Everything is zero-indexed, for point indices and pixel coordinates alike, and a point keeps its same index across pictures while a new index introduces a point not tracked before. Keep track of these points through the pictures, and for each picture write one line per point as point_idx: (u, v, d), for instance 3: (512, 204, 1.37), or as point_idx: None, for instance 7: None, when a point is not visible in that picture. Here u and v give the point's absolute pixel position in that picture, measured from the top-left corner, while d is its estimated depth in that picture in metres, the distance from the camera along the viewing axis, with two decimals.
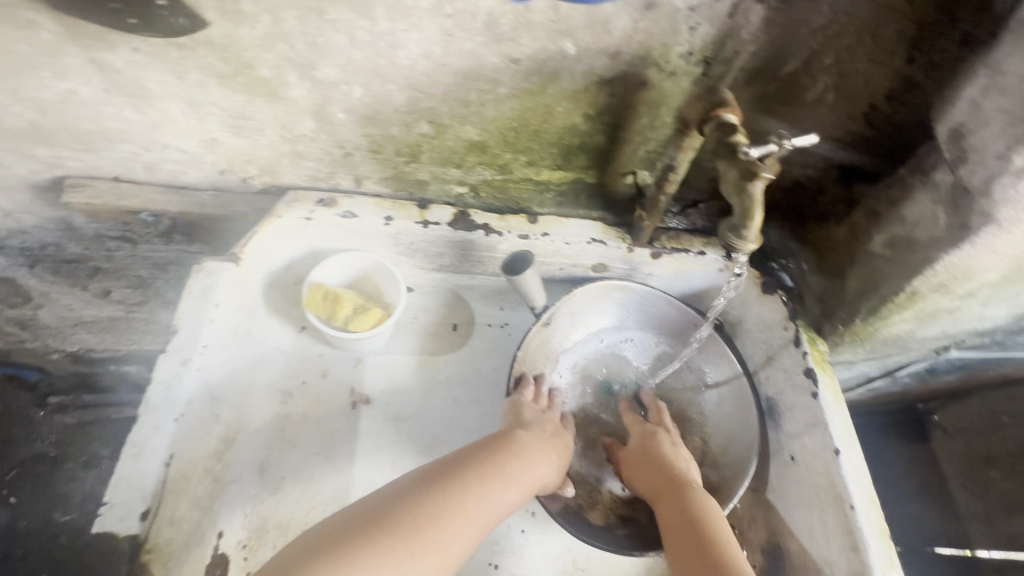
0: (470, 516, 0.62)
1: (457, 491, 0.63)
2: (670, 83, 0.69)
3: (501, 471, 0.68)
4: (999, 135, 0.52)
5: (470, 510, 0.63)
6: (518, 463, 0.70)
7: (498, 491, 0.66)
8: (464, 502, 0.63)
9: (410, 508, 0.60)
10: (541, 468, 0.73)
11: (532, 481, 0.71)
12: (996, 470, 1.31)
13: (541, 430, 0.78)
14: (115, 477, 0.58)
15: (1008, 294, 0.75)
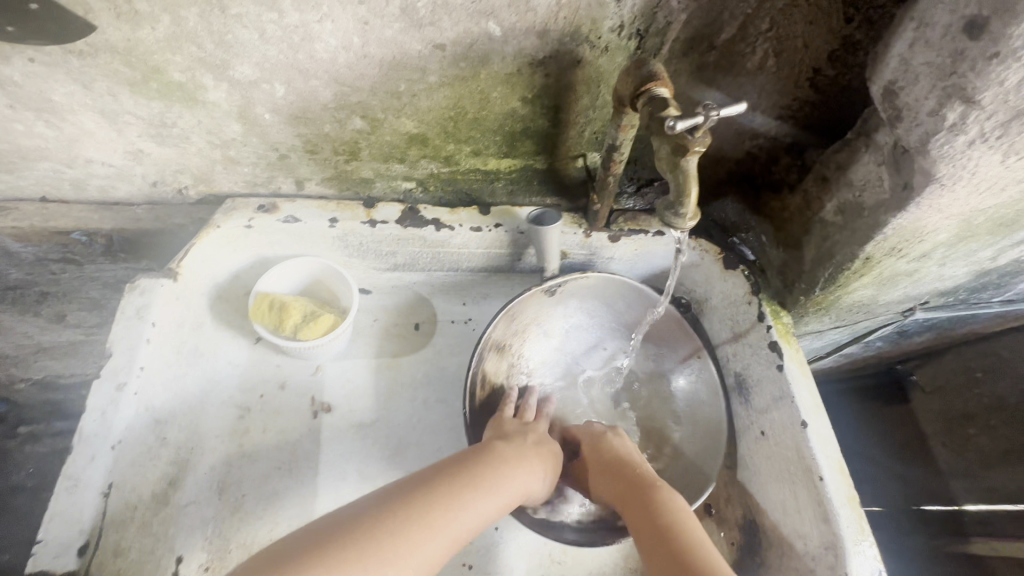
0: (469, 521, 0.59)
1: (461, 498, 0.60)
2: (604, 60, 0.67)
3: (501, 480, 0.65)
4: (932, 90, 0.51)
5: (466, 517, 0.59)
6: (514, 470, 0.68)
7: (494, 495, 0.63)
8: (465, 510, 0.59)
9: (414, 509, 0.56)
10: (535, 480, 0.70)
11: (524, 489, 0.68)
12: (973, 427, 1.32)
13: (526, 434, 0.75)
14: (48, 513, 0.56)
15: (965, 253, 0.74)
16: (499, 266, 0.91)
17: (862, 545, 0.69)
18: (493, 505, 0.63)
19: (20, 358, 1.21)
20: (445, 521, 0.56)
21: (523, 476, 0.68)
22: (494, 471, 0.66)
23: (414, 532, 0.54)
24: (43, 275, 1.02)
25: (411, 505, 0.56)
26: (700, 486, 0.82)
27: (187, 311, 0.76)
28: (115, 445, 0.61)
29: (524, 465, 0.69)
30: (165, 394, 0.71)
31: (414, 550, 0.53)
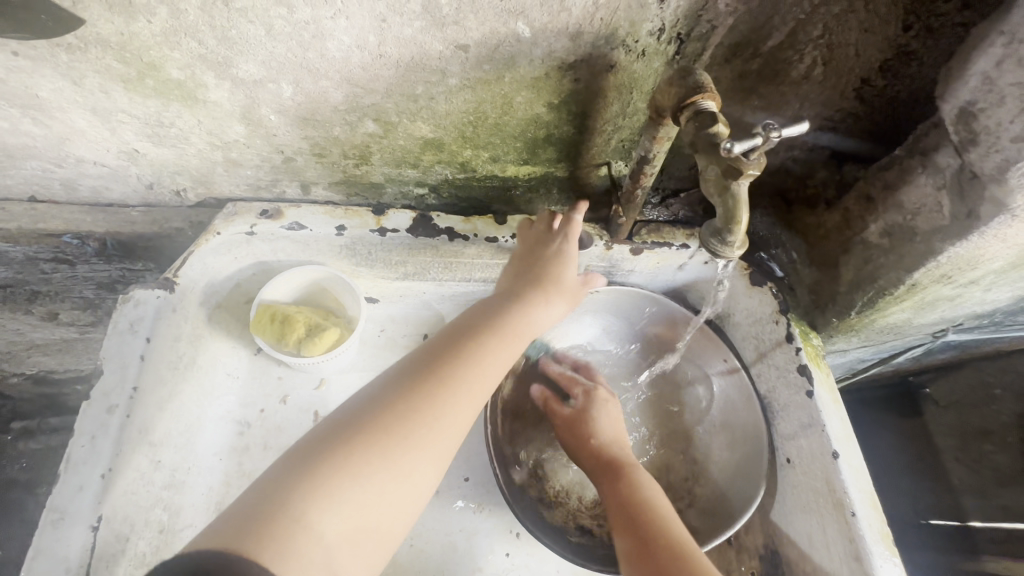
0: (474, 404, 0.56)
1: (465, 377, 0.56)
2: (640, 65, 0.62)
3: (492, 337, 0.61)
4: (1015, 113, 0.46)
5: (468, 394, 0.55)
6: (516, 320, 0.64)
7: (491, 353, 0.59)
8: (462, 395, 0.55)
9: (404, 407, 0.52)
10: (549, 304, 0.67)
11: (539, 318, 0.66)
12: (990, 444, 1.30)
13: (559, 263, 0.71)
14: (34, 549, 0.52)
15: (1013, 279, 0.69)
16: None
17: None
18: (495, 366, 0.59)
19: (11, 354, 1.17)
20: (444, 411, 0.53)
21: (528, 319, 0.65)
22: (487, 334, 0.61)
23: (420, 437, 0.51)
24: (34, 272, 0.98)
25: (405, 402, 0.52)
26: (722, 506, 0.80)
27: (185, 322, 0.71)
28: (105, 473, 0.57)
29: (534, 303, 0.66)
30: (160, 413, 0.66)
31: (410, 450, 0.50)
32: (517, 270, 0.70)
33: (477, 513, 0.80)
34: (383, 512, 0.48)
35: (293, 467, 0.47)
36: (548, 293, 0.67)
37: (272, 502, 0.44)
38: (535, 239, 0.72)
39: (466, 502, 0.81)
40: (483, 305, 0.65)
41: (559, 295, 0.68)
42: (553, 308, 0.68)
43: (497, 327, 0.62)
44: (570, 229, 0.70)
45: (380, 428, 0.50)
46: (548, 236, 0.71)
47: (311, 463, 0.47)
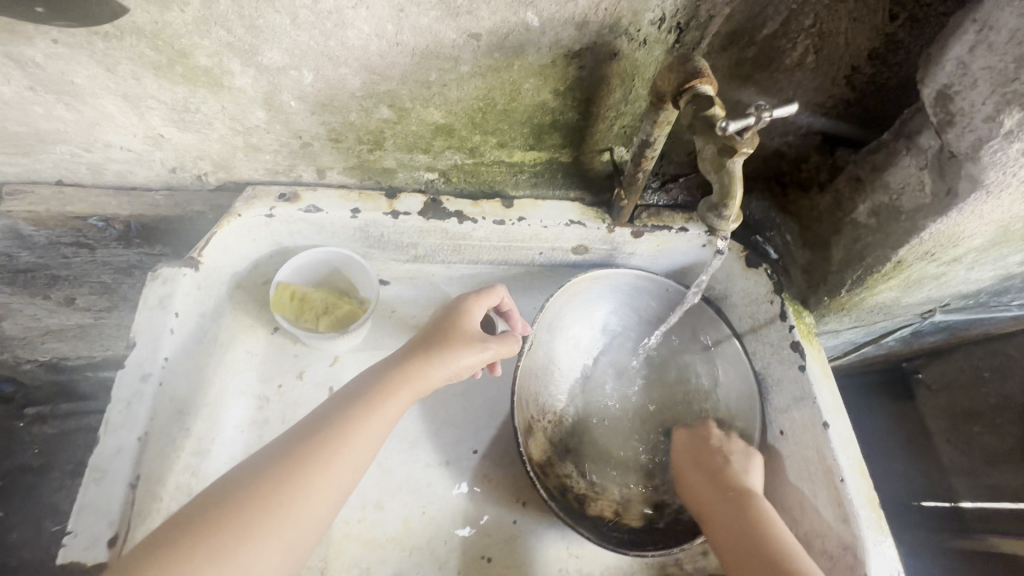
0: (339, 479, 0.55)
1: (327, 449, 0.55)
2: (642, 53, 0.65)
3: (355, 406, 0.59)
4: (990, 95, 0.50)
5: (337, 469, 0.55)
6: (392, 384, 0.61)
7: (360, 423, 0.58)
8: (326, 469, 0.54)
9: (265, 486, 0.52)
10: (432, 365, 0.64)
11: (422, 378, 0.63)
12: (978, 425, 1.33)
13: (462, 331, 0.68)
14: (78, 504, 0.55)
15: (995, 257, 0.73)
16: (520, 259, 0.91)
17: (881, 543, 0.70)
18: (366, 438, 0.58)
19: (26, 341, 1.20)
20: (303, 486, 0.53)
21: (414, 383, 0.63)
22: (368, 402, 0.60)
23: (274, 515, 0.51)
24: (56, 257, 1.01)
25: (271, 479, 0.53)
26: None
27: (208, 300, 0.75)
28: (143, 436, 0.60)
29: (416, 364, 0.64)
30: (188, 384, 0.70)
31: (246, 549, 0.49)
32: (423, 332, 0.69)
33: (484, 485, 0.83)
34: None
35: (152, 550, 0.47)
36: (429, 356, 0.64)
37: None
38: (446, 307, 0.72)
39: (476, 475, 0.84)
40: (377, 369, 0.64)
41: (449, 353, 0.65)
42: (442, 366, 0.65)
43: (372, 406, 0.59)
44: (478, 304, 0.72)
45: (244, 517, 0.50)
46: (454, 305, 0.72)
47: (168, 537, 0.48)
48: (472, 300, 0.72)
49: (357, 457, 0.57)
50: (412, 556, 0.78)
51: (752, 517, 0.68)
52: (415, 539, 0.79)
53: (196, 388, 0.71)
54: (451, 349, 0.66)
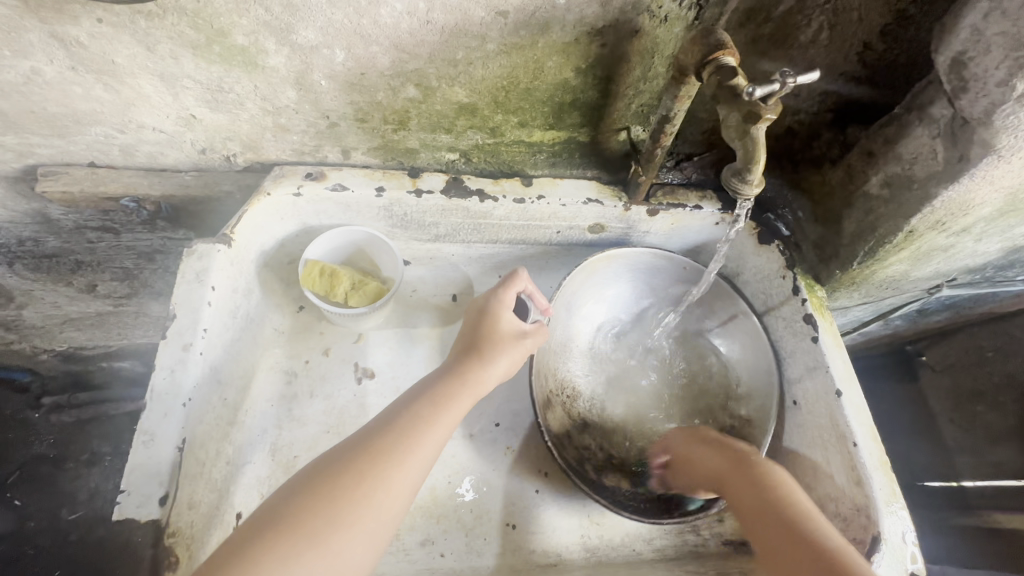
0: (418, 469, 0.59)
1: (403, 442, 0.59)
2: (662, 31, 0.67)
3: (424, 404, 0.63)
4: (1001, 61, 0.52)
5: (415, 458, 0.59)
6: (453, 386, 0.67)
7: (431, 419, 0.62)
8: (405, 460, 0.58)
9: (349, 474, 0.55)
10: (486, 365, 0.70)
11: (479, 381, 0.69)
12: (981, 404, 1.36)
13: (508, 330, 0.74)
14: (129, 465, 0.57)
15: (1001, 229, 0.76)
16: (537, 238, 0.93)
17: (893, 503, 0.73)
18: (438, 433, 0.62)
19: (46, 328, 1.21)
20: (386, 476, 0.56)
21: (472, 383, 0.68)
22: (435, 400, 0.64)
23: (363, 502, 0.54)
24: (78, 242, 1.02)
25: (355, 468, 0.56)
26: (741, 446, 0.86)
27: (240, 277, 0.77)
28: (186, 403, 0.63)
29: (472, 367, 0.69)
30: (224, 356, 0.72)
31: (336, 532, 0.52)
32: (465, 336, 0.74)
33: (506, 456, 0.86)
34: None
35: (250, 537, 0.50)
36: (484, 356, 0.70)
37: (229, 561, 0.48)
38: (477, 304, 0.77)
39: (498, 447, 0.86)
40: (434, 375, 0.69)
41: (499, 355, 0.71)
42: (494, 367, 0.71)
43: (436, 401, 0.64)
44: (506, 296, 0.76)
45: (330, 502, 0.53)
46: (487, 300, 0.76)
47: (265, 527, 0.51)
48: (498, 292, 0.77)
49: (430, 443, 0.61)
50: (439, 523, 0.80)
51: (774, 488, 0.66)
52: (441, 507, 0.81)
53: (230, 361, 0.74)
54: (494, 347, 0.72)
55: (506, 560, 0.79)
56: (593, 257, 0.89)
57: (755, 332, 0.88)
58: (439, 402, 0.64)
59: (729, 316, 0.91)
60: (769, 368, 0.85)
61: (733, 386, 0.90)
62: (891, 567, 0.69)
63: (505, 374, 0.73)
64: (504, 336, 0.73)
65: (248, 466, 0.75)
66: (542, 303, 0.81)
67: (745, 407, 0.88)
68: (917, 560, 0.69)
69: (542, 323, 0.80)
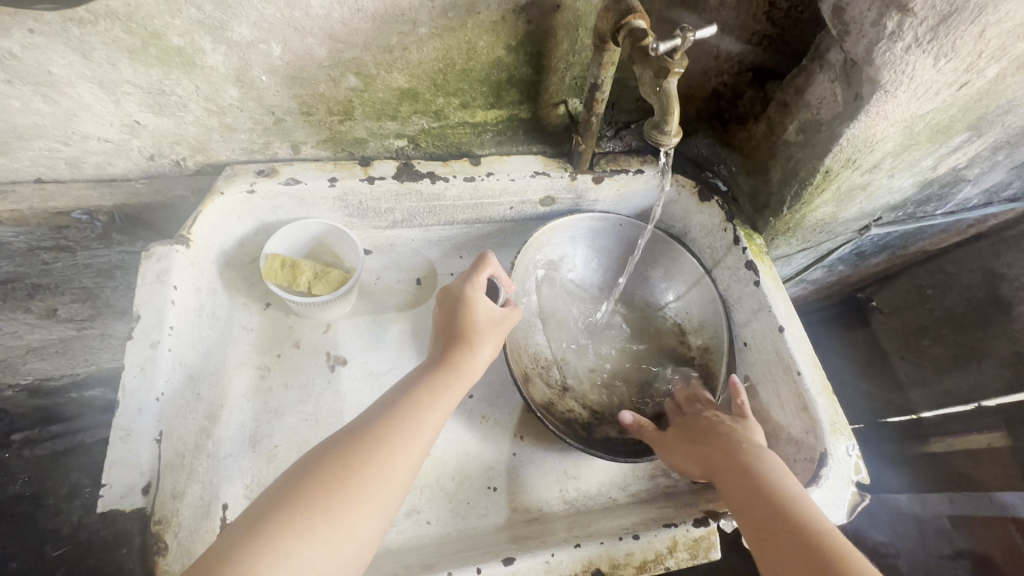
0: (419, 450, 0.61)
1: (405, 425, 0.62)
2: (582, 3, 0.72)
3: (420, 391, 0.66)
4: (872, 4, 0.58)
5: (417, 440, 0.61)
6: (445, 373, 0.70)
7: (428, 404, 0.65)
8: (408, 442, 0.60)
9: (355, 457, 0.57)
10: (473, 353, 0.73)
11: (467, 367, 0.72)
12: (928, 339, 1.44)
13: (487, 316, 0.77)
14: (108, 460, 0.59)
15: (910, 163, 0.83)
16: (492, 215, 0.96)
17: (837, 422, 0.79)
18: (434, 417, 0.65)
19: (8, 362, 1.19)
20: (391, 456, 0.59)
21: (461, 370, 0.71)
22: (429, 386, 0.67)
23: (371, 481, 0.56)
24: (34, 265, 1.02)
25: (359, 451, 0.58)
26: (704, 378, 0.93)
27: (201, 277, 0.78)
28: (158, 398, 0.64)
29: (459, 354, 0.73)
30: (194, 352, 0.73)
31: (346, 509, 0.54)
32: (445, 325, 0.77)
33: (483, 424, 0.90)
34: (322, 558, 0.51)
35: (258, 518, 0.51)
36: (471, 343, 0.74)
37: (242, 541, 0.49)
38: (452, 292, 0.79)
39: (474, 417, 0.90)
40: (423, 366, 0.72)
41: (483, 341, 0.75)
42: (480, 354, 0.74)
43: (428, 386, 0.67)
44: (478, 282, 0.79)
45: (335, 481, 0.55)
46: (462, 288, 0.79)
47: (278, 508, 0.52)
48: (470, 277, 0.79)
49: (428, 423, 0.64)
50: (423, 494, 0.84)
51: (747, 472, 0.68)
52: (424, 479, 0.84)
53: (201, 358, 0.75)
54: (475, 331, 0.75)
55: (490, 520, 0.83)
56: (534, 234, 0.93)
57: (706, 282, 0.94)
58: (431, 386, 0.67)
59: (685, 271, 0.96)
60: (718, 311, 0.92)
61: (689, 326, 0.97)
62: (838, 478, 0.75)
63: (489, 357, 0.76)
64: (485, 322, 0.76)
65: (229, 459, 0.77)
66: (508, 284, 0.84)
67: (701, 354, 0.94)
68: (861, 471, 0.76)
69: (512, 302, 0.83)
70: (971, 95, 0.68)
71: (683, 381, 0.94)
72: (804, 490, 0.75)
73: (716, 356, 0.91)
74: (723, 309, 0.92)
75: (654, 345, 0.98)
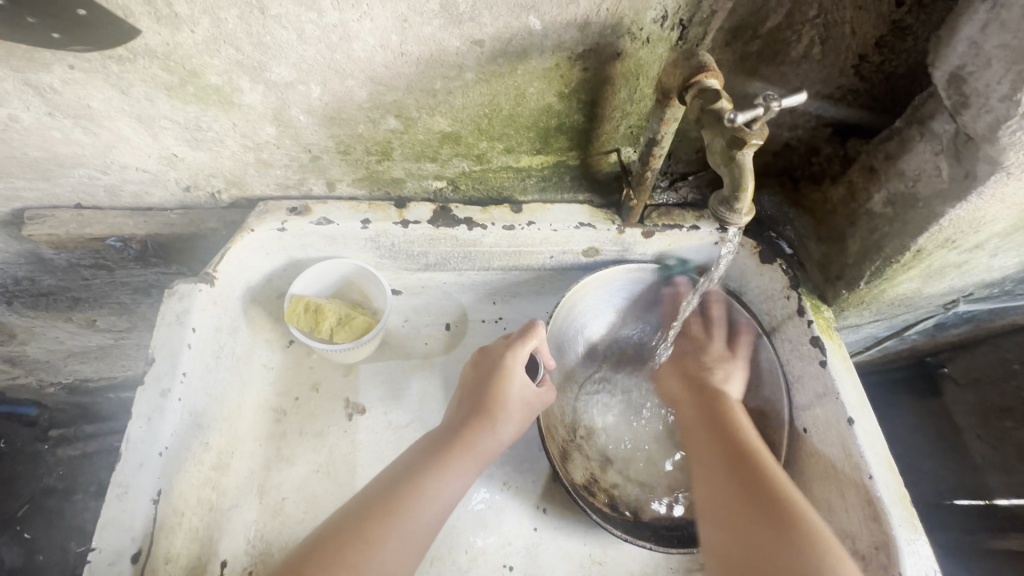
0: (412, 547, 0.57)
1: (400, 517, 0.58)
2: (645, 52, 0.66)
3: (423, 478, 0.61)
4: (1004, 74, 0.50)
5: (410, 540, 0.57)
6: (458, 457, 0.64)
7: (429, 492, 0.60)
8: (401, 539, 0.57)
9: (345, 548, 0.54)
10: (493, 432, 0.67)
11: (482, 448, 0.65)
12: (1011, 421, 1.25)
13: (519, 394, 0.69)
14: (101, 520, 0.55)
15: (1018, 242, 0.71)
16: (530, 263, 0.89)
17: (916, 542, 0.67)
18: (433, 511, 0.60)
19: (51, 363, 1.20)
20: (379, 555, 0.55)
21: (474, 452, 0.65)
22: (436, 468, 0.62)
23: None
24: (74, 280, 1.00)
25: (352, 544, 0.55)
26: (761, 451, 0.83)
27: (223, 316, 0.75)
28: (162, 452, 0.61)
29: (477, 433, 0.66)
30: (206, 398, 0.70)
31: None
32: (471, 393, 0.70)
33: (503, 492, 0.82)
34: None
35: None
36: (492, 421, 0.67)
37: None
38: (490, 355, 0.72)
39: (494, 482, 0.83)
40: (435, 438, 0.66)
41: (507, 421, 0.67)
42: (501, 435, 0.67)
43: (434, 472, 0.62)
44: (518, 354, 0.70)
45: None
46: (502, 353, 0.71)
47: None
48: (513, 345, 0.72)
49: (427, 521, 0.59)
50: (433, 566, 0.77)
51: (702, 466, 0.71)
52: (435, 548, 0.78)
53: (214, 404, 0.72)
54: (502, 410, 0.67)
55: None
56: (571, 289, 0.84)
57: (766, 348, 0.84)
58: (441, 474, 0.62)
59: (743, 331, 0.86)
60: (778, 377, 0.81)
61: (744, 390, 0.87)
62: None
63: (511, 438, 0.69)
64: (516, 402, 0.69)
65: (235, 510, 0.73)
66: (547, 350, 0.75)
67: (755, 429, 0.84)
68: None
69: (548, 381, 0.75)
70: None
71: None
72: None
73: (773, 435, 0.81)
74: (779, 365, 0.81)
75: None
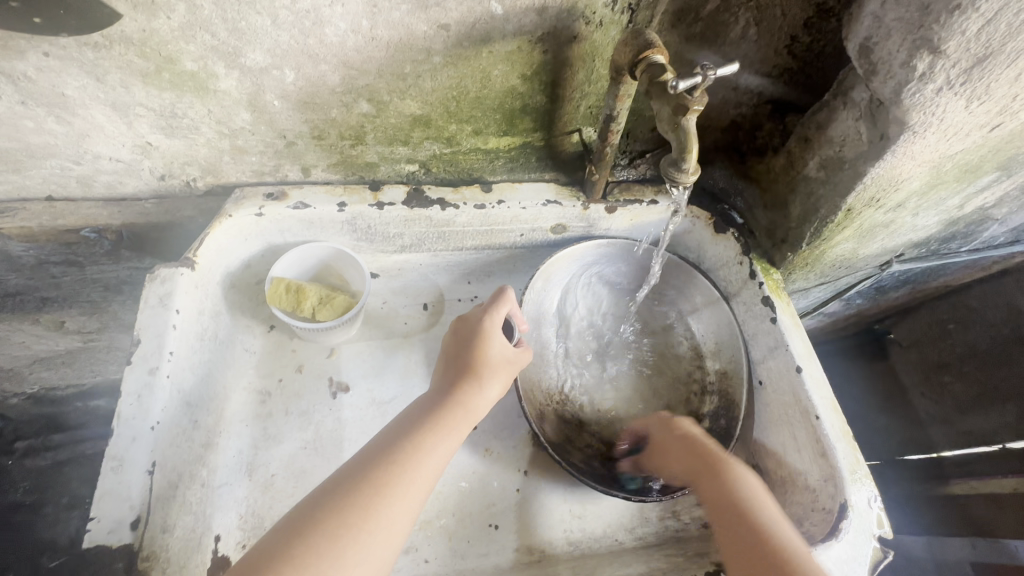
0: (417, 499, 0.58)
1: (405, 466, 0.59)
2: (599, 34, 0.71)
3: (422, 432, 0.63)
4: (902, 44, 0.57)
5: (415, 486, 0.58)
6: (451, 411, 0.66)
7: (429, 445, 0.62)
8: (408, 490, 0.57)
9: (351, 504, 0.54)
10: (482, 389, 0.70)
11: (472, 404, 0.68)
12: (948, 374, 1.38)
13: (500, 352, 0.73)
14: (98, 492, 0.58)
15: (935, 202, 0.80)
16: (502, 242, 0.94)
17: (858, 471, 0.75)
18: (435, 460, 0.61)
19: (15, 371, 1.17)
20: (389, 505, 0.55)
21: (467, 409, 0.67)
22: (433, 423, 0.64)
23: (367, 533, 0.53)
24: (43, 278, 0.99)
25: (360, 498, 0.55)
26: (724, 405, 0.89)
27: (204, 300, 0.77)
28: (154, 426, 0.63)
29: (467, 392, 0.69)
30: (192, 378, 0.72)
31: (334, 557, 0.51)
32: (455, 356, 0.73)
33: (486, 457, 0.87)
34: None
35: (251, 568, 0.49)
36: (480, 378, 0.70)
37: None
38: (469, 321, 0.76)
39: (477, 449, 0.87)
40: (427, 399, 0.68)
41: (493, 378, 0.71)
42: (489, 391, 0.71)
43: (433, 426, 0.64)
44: (494, 317, 0.75)
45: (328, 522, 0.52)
46: (480, 318, 0.76)
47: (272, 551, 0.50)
48: (489, 310, 0.76)
49: (430, 468, 0.60)
50: (422, 530, 0.81)
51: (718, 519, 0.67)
52: (423, 514, 0.82)
53: (200, 384, 0.74)
54: (488, 367, 0.71)
55: (490, 560, 0.80)
56: (543, 265, 0.90)
57: (723, 309, 0.91)
58: (440, 427, 0.64)
59: (701, 296, 0.93)
60: (735, 336, 0.89)
61: (706, 350, 0.94)
62: (859, 532, 0.71)
63: (498, 395, 0.72)
64: (500, 359, 0.73)
65: (224, 488, 0.75)
66: (518, 314, 0.80)
67: (717, 386, 0.91)
68: (883, 525, 0.72)
69: (524, 343, 0.80)
70: (1002, 136, 0.67)
71: (703, 408, 0.91)
72: (823, 543, 0.70)
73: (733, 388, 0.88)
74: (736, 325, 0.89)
75: (671, 373, 0.95)
